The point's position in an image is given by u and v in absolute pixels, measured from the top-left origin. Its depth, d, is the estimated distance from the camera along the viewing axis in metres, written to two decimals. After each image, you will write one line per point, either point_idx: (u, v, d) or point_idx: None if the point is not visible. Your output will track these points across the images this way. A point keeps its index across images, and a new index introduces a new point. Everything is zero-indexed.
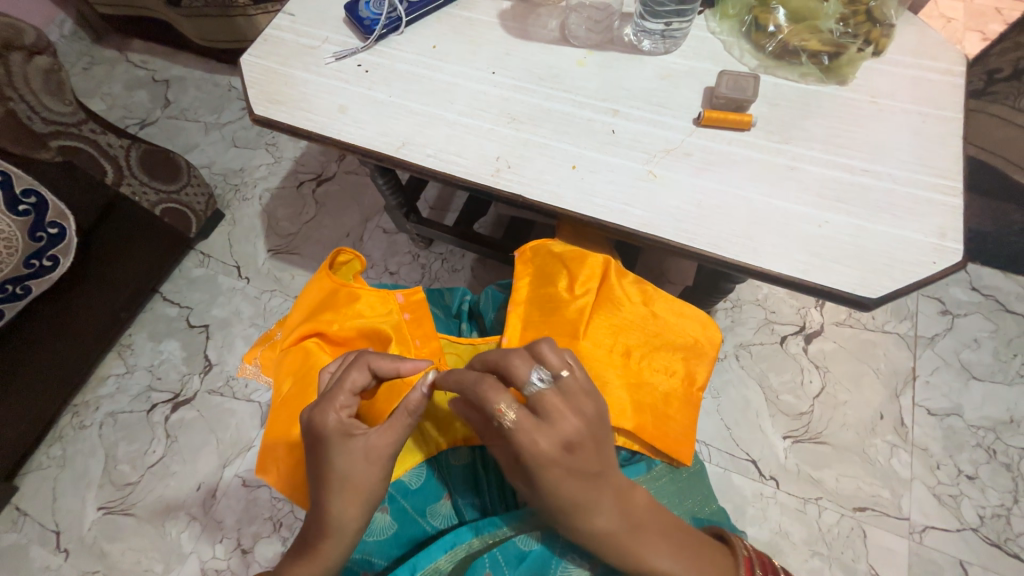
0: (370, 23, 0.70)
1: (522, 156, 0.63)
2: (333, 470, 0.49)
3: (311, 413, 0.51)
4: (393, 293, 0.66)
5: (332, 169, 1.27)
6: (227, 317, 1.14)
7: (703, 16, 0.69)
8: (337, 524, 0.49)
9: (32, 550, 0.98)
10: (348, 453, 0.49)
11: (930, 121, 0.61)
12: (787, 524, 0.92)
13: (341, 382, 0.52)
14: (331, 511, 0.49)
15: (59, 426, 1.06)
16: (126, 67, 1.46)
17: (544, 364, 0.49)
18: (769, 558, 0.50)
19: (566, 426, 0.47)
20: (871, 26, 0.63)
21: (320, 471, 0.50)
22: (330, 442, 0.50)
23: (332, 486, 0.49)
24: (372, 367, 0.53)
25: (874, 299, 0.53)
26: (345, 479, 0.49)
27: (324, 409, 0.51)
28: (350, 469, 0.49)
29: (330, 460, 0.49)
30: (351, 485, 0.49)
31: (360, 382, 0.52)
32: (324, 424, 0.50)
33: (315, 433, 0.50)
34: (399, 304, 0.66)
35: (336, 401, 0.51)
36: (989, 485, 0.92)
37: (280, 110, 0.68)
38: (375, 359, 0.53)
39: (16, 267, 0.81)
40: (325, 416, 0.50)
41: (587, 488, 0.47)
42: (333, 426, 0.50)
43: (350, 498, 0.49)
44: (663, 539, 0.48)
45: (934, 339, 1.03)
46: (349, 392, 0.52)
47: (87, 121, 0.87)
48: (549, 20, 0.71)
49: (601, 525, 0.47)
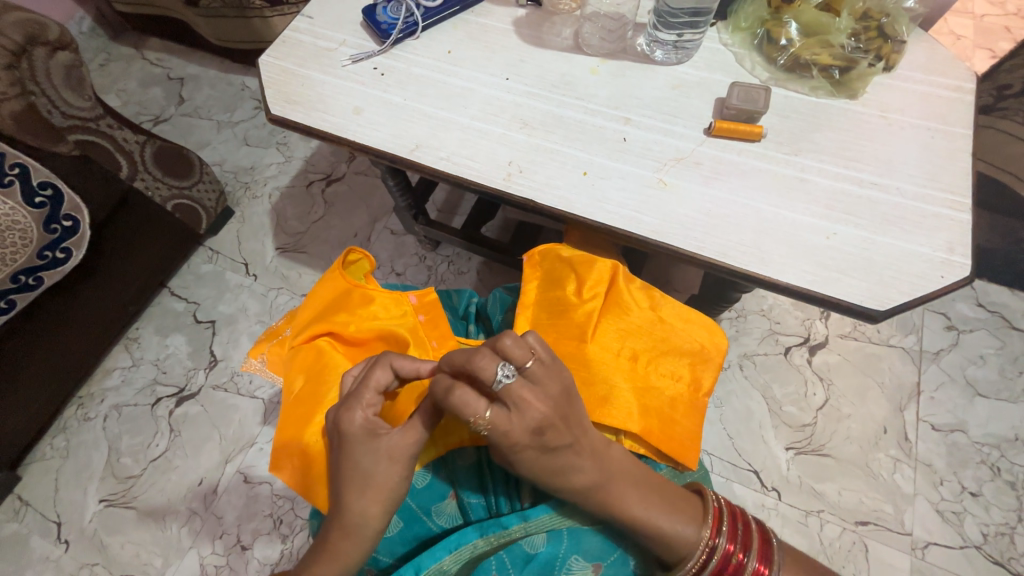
0: (387, 27, 0.71)
1: (534, 161, 0.63)
2: (357, 468, 0.50)
3: (337, 412, 0.53)
4: (406, 295, 0.67)
5: (342, 169, 1.28)
6: (234, 313, 1.15)
7: (715, 28, 0.70)
8: (357, 522, 0.50)
9: (32, 540, 0.98)
10: (373, 451, 0.50)
11: (939, 136, 0.61)
12: (788, 537, 0.91)
13: (366, 381, 0.53)
14: (352, 508, 0.50)
15: (64, 417, 1.07)
16: (141, 65, 1.48)
17: (508, 359, 0.48)
18: (733, 504, 0.58)
19: (535, 412, 0.48)
20: (883, 41, 0.64)
21: (344, 469, 0.51)
22: (354, 439, 0.51)
23: (355, 484, 0.50)
24: (395, 368, 0.54)
25: (882, 311, 0.53)
26: (368, 477, 0.50)
27: (350, 409, 0.52)
28: (373, 467, 0.50)
29: (353, 458, 0.50)
30: (374, 484, 0.50)
31: (384, 382, 0.53)
32: (348, 423, 0.51)
33: (342, 431, 0.51)
34: (413, 305, 0.67)
35: (362, 401, 0.52)
36: (992, 503, 0.92)
37: (296, 110, 0.69)
38: (398, 360, 0.54)
39: (29, 259, 0.82)
40: (352, 416, 0.52)
41: (567, 455, 0.51)
42: (358, 425, 0.51)
43: (372, 496, 0.50)
44: (635, 486, 0.54)
45: (940, 354, 1.02)
46: (373, 391, 0.53)
47: (104, 117, 0.89)
48: (563, 28, 0.72)
49: (580, 483, 0.52)
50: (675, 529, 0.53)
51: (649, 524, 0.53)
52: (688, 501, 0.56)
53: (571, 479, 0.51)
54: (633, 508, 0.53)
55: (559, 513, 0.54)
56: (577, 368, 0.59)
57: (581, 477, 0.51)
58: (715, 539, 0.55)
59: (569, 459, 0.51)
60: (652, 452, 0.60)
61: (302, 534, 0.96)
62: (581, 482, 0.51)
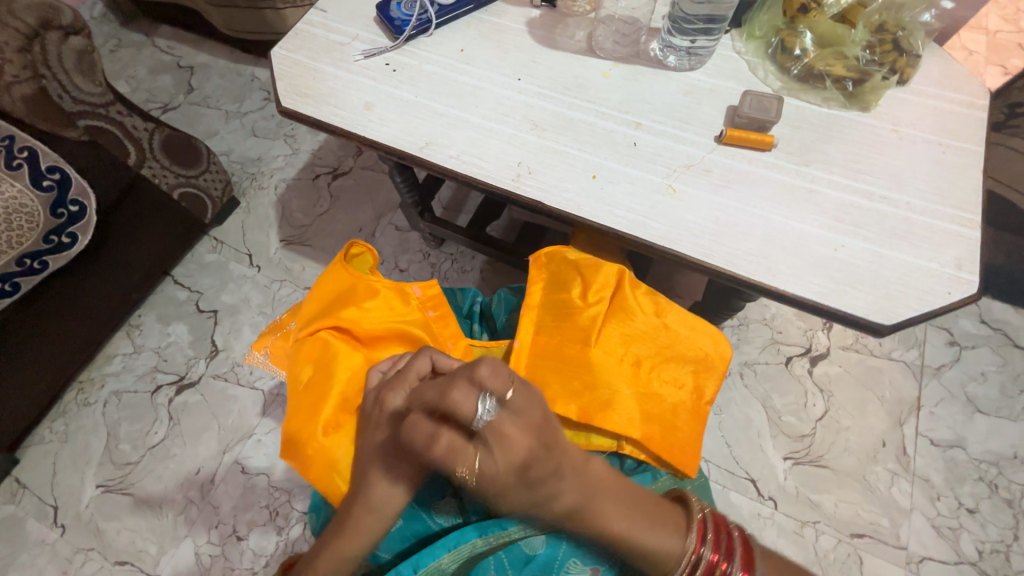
0: (401, 23, 0.71)
1: (543, 162, 0.63)
2: (389, 449, 0.52)
3: (379, 394, 0.54)
4: (409, 288, 0.67)
5: (349, 164, 1.28)
6: (237, 304, 1.15)
7: (730, 35, 0.70)
8: (383, 502, 0.51)
9: (28, 523, 0.98)
10: (408, 434, 0.53)
11: (950, 152, 0.61)
12: (782, 547, 0.91)
13: (409, 369, 0.55)
14: (382, 485, 0.51)
15: (63, 402, 1.07)
16: (151, 52, 1.48)
17: (487, 391, 0.43)
18: (720, 516, 0.57)
19: (518, 450, 0.44)
20: (898, 55, 0.64)
21: (377, 449, 0.52)
22: (392, 421, 0.53)
23: (387, 463, 0.52)
24: (435, 361, 0.56)
25: (888, 325, 0.53)
26: (402, 460, 0.52)
27: (393, 392, 0.54)
28: (406, 449, 0.52)
29: (389, 438, 0.52)
30: (405, 464, 0.52)
31: (425, 372, 0.55)
32: (390, 404, 0.53)
33: (382, 412, 0.53)
34: (419, 300, 0.67)
35: (402, 386, 0.54)
36: (989, 520, 0.92)
37: (307, 103, 0.69)
38: (439, 354, 0.56)
39: (35, 242, 0.82)
40: (394, 399, 0.53)
41: (551, 481, 0.48)
42: (396, 408, 0.53)
43: (402, 476, 0.52)
44: (619, 503, 0.52)
45: (941, 370, 1.02)
46: (416, 379, 0.55)
47: (115, 104, 0.89)
48: (577, 31, 0.72)
49: (566, 504, 0.50)
50: (659, 545, 0.52)
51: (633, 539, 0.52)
52: (673, 517, 0.55)
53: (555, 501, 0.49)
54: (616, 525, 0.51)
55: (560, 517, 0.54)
56: (580, 372, 0.59)
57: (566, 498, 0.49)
58: (698, 551, 0.54)
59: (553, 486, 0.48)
60: (652, 458, 0.60)
61: (298, 526, 0.96)
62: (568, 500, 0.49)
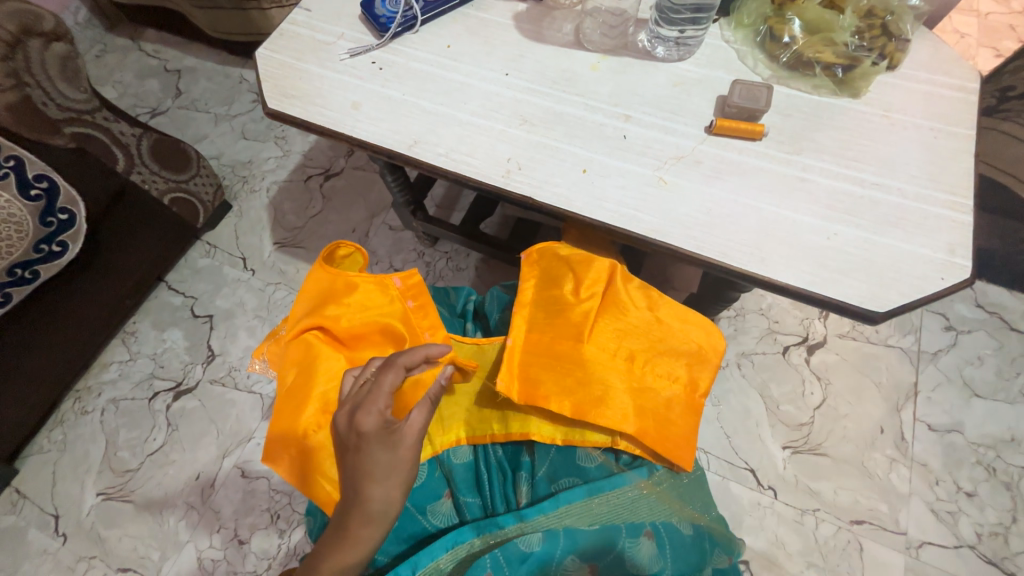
0: (386, 21, 0.70)
1: (533, 158, 0.63)
2: (378, 464, 0.49)
3: (350, 414, 0.51)
4: (390, 279, 0.67)
5: (340, 164, 1.28)
6: (231, 308, 1.14)
7: (718, 24, 0.69)
8: (380, 509, 0.48)
9: (30, 533, 0.98)
10: (393, 446, 0.50)
11: (941, 136, 0.61)
12: (783, 535, 0.92)
13: (379, 381, 0.52)
14: (376, 497, 0.48)
15: (61, 411, 1.07)
16: (138, 56, 1.46)
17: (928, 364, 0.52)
18: None
19: None
20: (886, 40, 0.63)
21: (362, 466, 0.49)
22: (372, 438, 0.49)
23: (377, 477, 0.49)
24: (407, 367, 0.53)
25: (881, 312, 0.53)
26: (392, 469, 0.49)
27: (365, 410, 0.50)
28: (394, 460, 0.49)
29: (374, 454, 0.49)
30: (394, 474, 0.49)
31: (399, 381, 0.52)
32: (366, 421, 0.50)
33: (359, 431, 0.49)
34: (399, 290, 0.67)
35: (377, 401, 0.51)
36: (987, 503, 0.92)
37: (293, 104, 0.68)
38: (408, 358, 0.53)
39: (25, 252, 0.81)
40: (370, 415, 0.50)
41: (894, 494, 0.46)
42: (375, 423, 0.50)
43: (396, 484, 0.49)
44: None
45: (937, 355, 1.02)
46: (388, 392, 0.51)
47: (101, 109, 0.88)
48: (564, 24, 0.71)
49: None
50: None
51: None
52: None
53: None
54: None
55: (555, 513, 0.54)
56: (573, 368, 0.59)
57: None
58: None
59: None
60: (647, 452, 0.60)
61: (300, 529, 0.96)
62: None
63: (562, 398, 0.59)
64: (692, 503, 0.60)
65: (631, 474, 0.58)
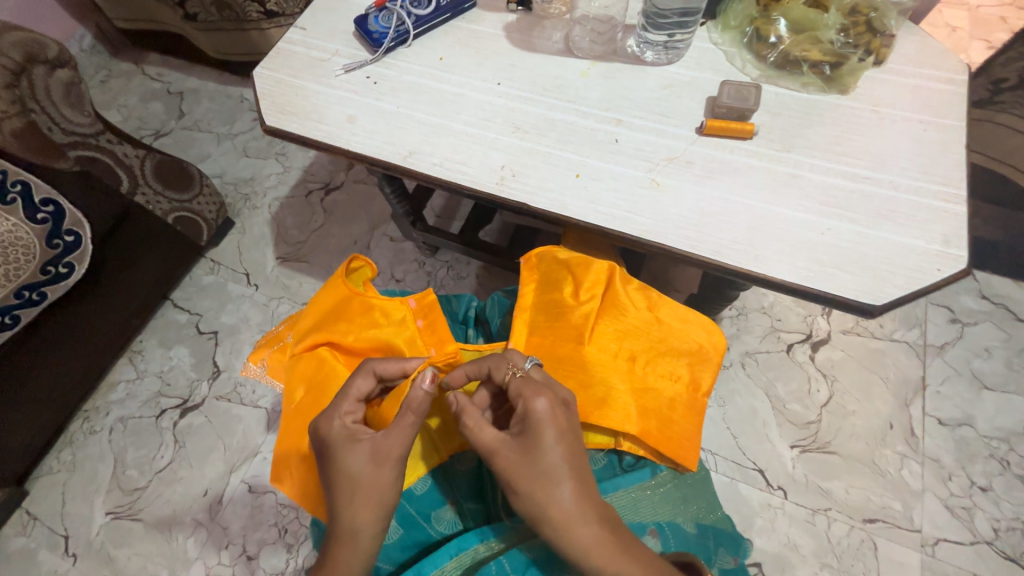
0: (379, 36, 0.71)
1: (527, 165, 0.64)
2: (342, 475, 0.50)
3: (317, 421, 0.54)
4: (405, 298, 0.67)
5: (340, 178, 1.29)
6: (236, 324, 1.15)
7: (706, 27, 0.70)
8: (351, 529, 0.49)
9: (40, 554, 0.98)
10: (355, 456, 0.51)
11: (932, 129, 0.61)
12: (795, 536, 0.90)
13: (346, 388, 0.55)
14: (344, 513, 0.49)
15: (70, 431, 1.08)
16: (141, 80, 1.50)
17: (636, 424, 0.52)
18: None
19: None
20: (872, 36, 0.64)
21: (331, 476, 0.51)
22: (334, 446, 0.52)
23: (344, 491, 0.50)
24: (377, 373, 0.56)
25: (878, 305, 0.53)
26: (356, 482, 0.50)
27: (330, 417, 0.53)
28: (357, 471, 0.50)
29: (337, 463, 0.51)
30: (360, 489, 0.50)
31: (364, 386, 0.55)
32: (327, 428, 0.53)
33: (322, 438, 0.52)
34: (412, 309, 0.66)
35: (341, 407, 0.54)
36: (1003, 498, 0.91)
37: (291, 121, 0.69)
38: (378, 364, 0.56)
39: (32, 274, 0.83)
40: (331, 423, 0.53)
41: (544, 442, 0.50)
42: (337, 430, 0.52)
43: (363, 501, 0.49)
44: (606, 545, 0.46)
45: (944, 348, 1.01)
46: (353, 398, 0.55)
47: (104, 133, 0.92)
48: (554, 32, 0.73)
49: None
50: None
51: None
52: None
53: (572, 532, 0.47)
54: (595, 563, 0.46)
55: None
56: (574, 371, 0.60)
57: (509, 376, 0.54)
58: None
59: (516, 445, 0.50)
60: (650, 453, 0.59)
61: (308, 544, 0.96)
62: (511, 388, 0.53)
63: None
64: (696, 503, 0.59)
65: (635, 475, 0.58)
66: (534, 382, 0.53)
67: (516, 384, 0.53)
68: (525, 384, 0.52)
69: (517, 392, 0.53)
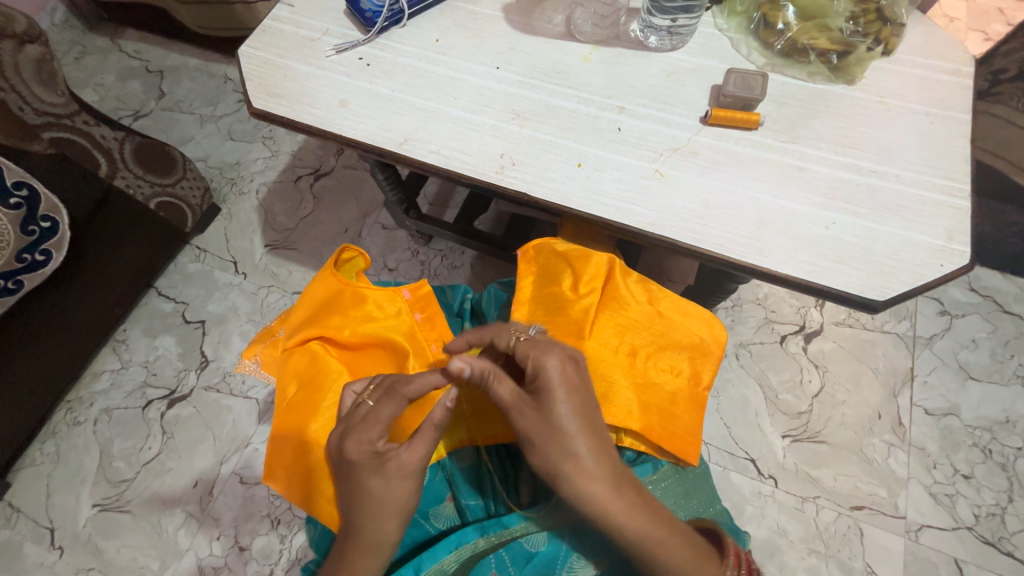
0: (372, 15, 0.68)
1: (527, 153, 0.62)
2: (369, 494, 0.50)
3: (341, 442, 0.50)
4: (399, 290, 0.65)
5: (330, 163, 1.25)
6: (224, 313, 1.13)
7: (711, 12, 0.68)
8: (374, 541, 0.49)
9: (25, 547, 0.96)
10: (384, 475, 0.50)
11: (937, 121, 0.60)
12: (785, 523, 0.92)
13: (377, 411, 0.51)
14: (369, 527, 0.49)
15: (52, 423, 1.05)
16: (118, 57, 1.43)
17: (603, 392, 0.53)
18: None
19: None
20: (882, 24, 0.63)
21: (356, 496, 0.50)
22: (363, 467, 0.50)
23: (369, 508, 0.50)
24: (409, 397, 0.52)
25: (882, 301, 0.53)
26: (382, 498, 0.50)
27: (356, 438, 0.50)
28: (385, 489, 0.50)
29: (365, 485, 0.50)
30: (386, 505, 0.50)
31: (396, 412, 0.51)
32: (355, 450, 0.50)
33: (349, 461, 0.50)
34: (408, 302, 0.65)
35: (371, 431, 0.50)
36: (984, 485, 0.93)
37: (279, 104, 0.66)
38: (410, 388, 0.52)
39: (8, 262, 0.79)
40: (359, 446, 0.50)
41: (556, 401, 0.49)
42: (366, 454, 0.50)
43: (387, 515, 0.50)
44: (623, 494, 0.48)
45: (933, 339, 1.03)
46: (385, 422, 0.51)
47: (80, 113, 0.87)
48: (554, 14, 0.70)
49: None
50: None
51: (653, 540, 0.47)
52: None
53: (588, 484, 0.47)
54: (615, 512, 0.47)
55: (558, 511, 0.53)
56: None
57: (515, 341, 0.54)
58: None
59: (530, 402, 0.50)
60: (652, 448, 0.59)
61: (301, 534, 0.95)
62: (519, 350, 0.53)
63: None
64: (694, 495, 0.59)
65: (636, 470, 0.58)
66: (541, 344, 0.53)
67: (523, 348, 0.53)
68: (534, 345, 0.52)
69: (525, 354, 0.52)
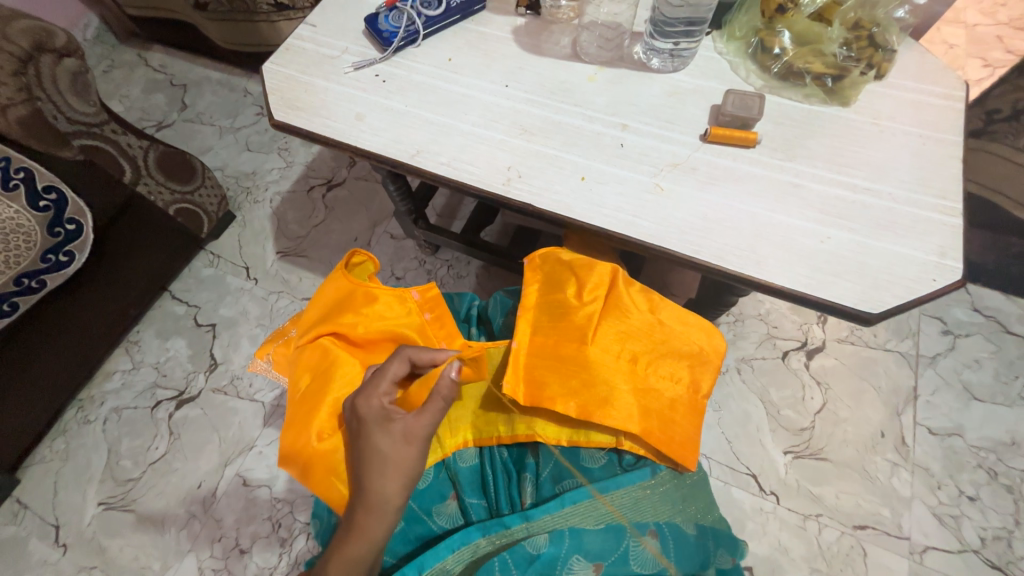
0: (389, 35, 0.72)
1: (532, 166, 0.64)
2: (376, 451, 0.52)
3: (353, 400, 0.55)
4: (409, 292, 0.68)
5: (343, 174, 1.30)
6: (234, 317, 1.15)
7: (711, 37, 0.72)
8: (380, 501, 0.51)
9: (31, 543, 0.98)
10: (390, 433, 0.52)
11: (929, 143, 0.62)
12: (786, 540, 0.91)
13: (383, 370, 0.56)
14: (375, 486, 0.51)
15: (64, 420, 1.07)
16: (144, 71, 1.50)
17: None
18: None
19: None
20: (874, 50, 0.65)
21: (363, 454, 0.52)
22: (371, 423, 0.53)
23: (376, 464, 0.51)
24: (412, 360, 0.57)
25: (876, 314, 0.54)
26: (388, 457, 0.52)
27: (367, 395, 0.54)
28: (390, 448, 0.52)
29: (371, 442, 0.52)
30: (392, 462, 0.52)
31: (401, 371, 0.56)
32: (365, 406, 0.54)
33: (360, 416, 0.53)
34: (417, 302, 0.68)
35: (378, 388, 0.55)
36: (989, 507, 0.92)
37: (299, 116, 0.70)
38: (414, 352, 0.57)
39: (33, 261, 0.83)
40: (368, 402, 0.54)
41: None
42: (375, 409, 0.53)
43: (393, 475, 0.51)
44: None
45: (935, 359, 1.03)
46: (390, 380, 0.55)
47: (110, 122, 0.90)
48: (562, 37, 0.74)
49: None
50: None
51: None
52: None
53: None
54: None
55: (561, 513, 0.56)
56: (578, 370, 0.60)
57: None
58: None
59: None
60: (652, 453, 0.61)
61: (302, 537, 0.96)
62: None
63: (568, 399, 0.60)
64: (692, 503, 0.60)
65: (635, 474, 0.59)
66: None
67: None
68: None
69: None
